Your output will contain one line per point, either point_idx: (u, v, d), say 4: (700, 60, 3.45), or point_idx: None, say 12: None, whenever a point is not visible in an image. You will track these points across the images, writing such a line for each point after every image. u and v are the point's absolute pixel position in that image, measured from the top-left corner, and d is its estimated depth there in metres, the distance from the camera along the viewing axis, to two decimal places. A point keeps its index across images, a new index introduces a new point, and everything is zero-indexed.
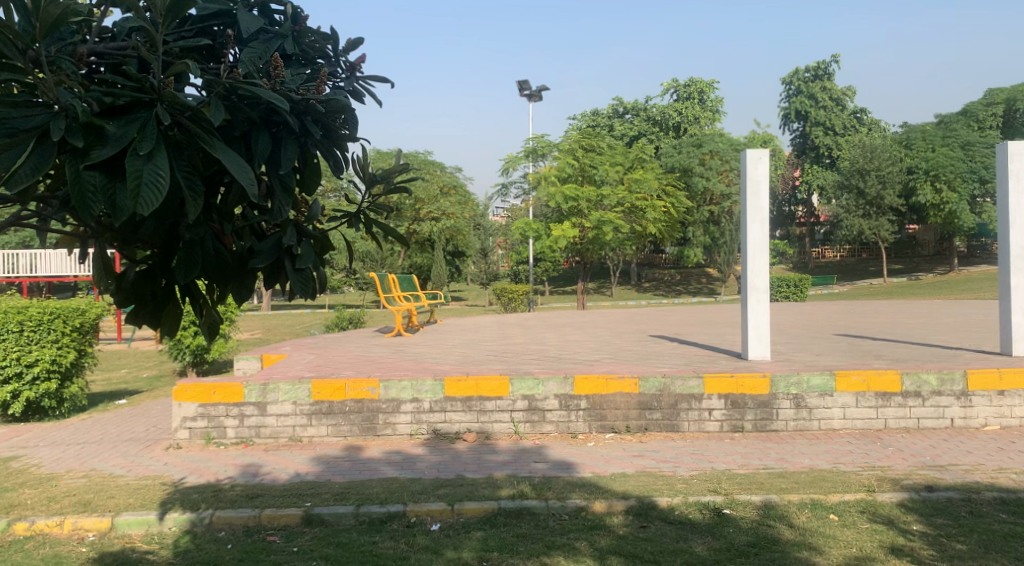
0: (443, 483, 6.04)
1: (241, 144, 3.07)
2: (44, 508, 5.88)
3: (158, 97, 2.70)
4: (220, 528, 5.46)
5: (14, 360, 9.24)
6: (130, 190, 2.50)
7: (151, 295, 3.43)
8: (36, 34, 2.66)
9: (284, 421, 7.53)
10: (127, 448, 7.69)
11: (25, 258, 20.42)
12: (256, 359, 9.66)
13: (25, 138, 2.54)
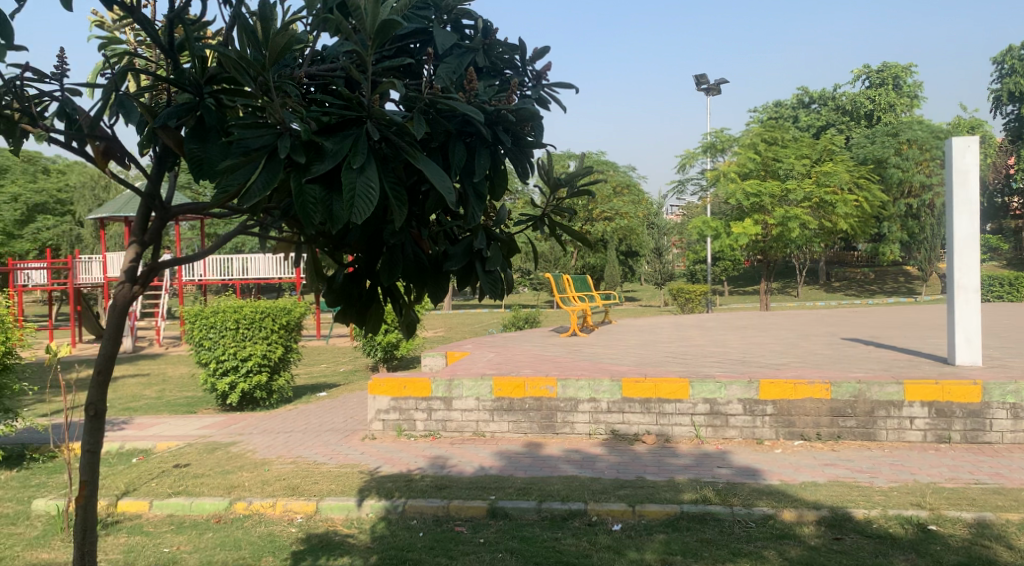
0: (625, 484, 6.07)
1: (439, 155, 3.27)
2: (258, 490, 6.40)
3: (366, 114, 3.07)
4: (413, 516, 5.74)
5: (231, 354, 10.14)
6: (345, 200, 2.90)
7: (357, 296, 3.71)
8: (265, 61, 3.04)
9: (468, 416, 7.82)
10: (328, 437, 8.22)
11: (238, 261, 22.04)
12: (440, 355, 10.04)
13: (257, 156, 2.99)
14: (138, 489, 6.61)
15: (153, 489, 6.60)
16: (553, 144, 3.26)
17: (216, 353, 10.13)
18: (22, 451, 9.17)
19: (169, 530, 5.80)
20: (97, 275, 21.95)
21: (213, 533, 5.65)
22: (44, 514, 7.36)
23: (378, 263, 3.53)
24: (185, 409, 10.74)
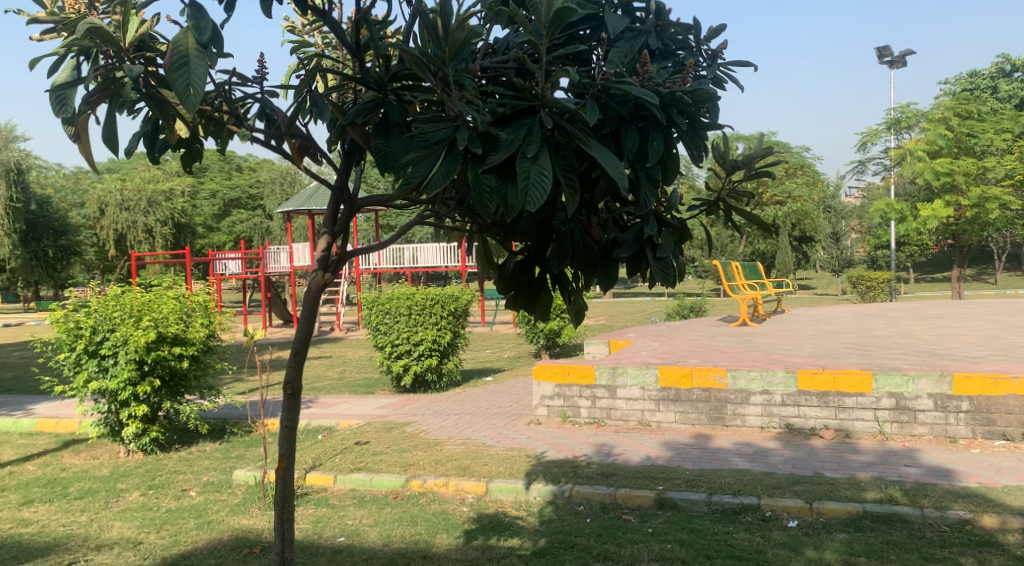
0: (801, 480, 5.87)
1: (611, 140, 3.26)
2: (432, 469, 6.63)
3: (541, 103, 3.12)
4: (580, 502, 5.77)
5: (405, 338, 10.54)
6: (520, 188, 2.96)
7: (527, 283, 3.79)
8: (444, 56, 3.20)
9: (633, 405, 7.77)
10: (495, 420, 8.39)
11: (408, 250, 22.78)
12: (604, 344, 10.02)
13: (437, 148, 3.12)
14: (323, 464, 7.00)
15: (337, 465, 6.96)
16: (730, 124, 3.18)
17: (390, 337, 10.60)
18: (222, 425, 9.92)
19: (352, 503, 6.11)
20: (284, 264, 23.26)
21: (392, 508, 5.91)
22: (243, 484, 7.92)
23: (549, 250, 3.58)
24: (363, 390, 11.25)
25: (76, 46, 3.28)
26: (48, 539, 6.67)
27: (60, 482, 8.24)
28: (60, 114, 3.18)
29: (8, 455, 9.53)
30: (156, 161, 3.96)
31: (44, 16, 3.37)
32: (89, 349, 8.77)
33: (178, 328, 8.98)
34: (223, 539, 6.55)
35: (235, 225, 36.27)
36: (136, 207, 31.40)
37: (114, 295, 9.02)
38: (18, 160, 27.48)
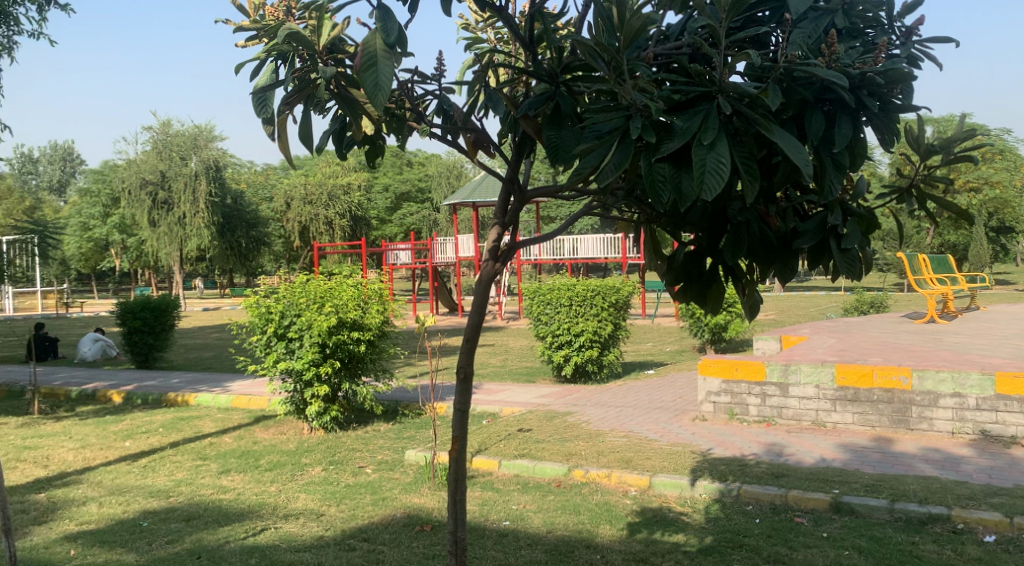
0: (996, 492, 5.46)
1: (795, 125, 3.13)
2: (595, 459, 6.63)
3: (718, 89, 3.04)
4: (748, 502, 5.61)
5: (567, 329, 10.55)
6: (696, 177, 2.89)
7: (698, 275, 3.73)
8: (619, 45, 3.20)
9: (807, 404, 7.48)
10: (659, 414, 8.28)
11: (569, 242, 22.84)
12: (775, 340, 9.68)
13: (609, 138, 3.12)
14: (489, 449, 7.15)
15: (502, 449, 7.10)
16: (927, 106, 2.98)
17: (552, 327, 10.69)
18: (395, 407, 10.34)
19: (516, 488, 6.19)
20: (449, 254, 23.80)
21: (555, 496, 5.95)
22: (414, 463, 8.22)
23: (723, 240, 3.49)
24: (527, 378, 11.36)
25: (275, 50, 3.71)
26: (243, 505, 7.19)
27: (253, 454, 8.87)
28: (261, 114, 3.46)
29: (207, 428, 10.31)
30: (343, 154, 4.46)
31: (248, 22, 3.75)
32: (278, 332, 9.37)
33: (356, 314, 9.40)
34: (396, 516, 6.83)
35: (406, 217, 37.56)
36: (319, 201, 33.40)
37: (301, 282, 9.58)
38: (215, 157, 29.74)
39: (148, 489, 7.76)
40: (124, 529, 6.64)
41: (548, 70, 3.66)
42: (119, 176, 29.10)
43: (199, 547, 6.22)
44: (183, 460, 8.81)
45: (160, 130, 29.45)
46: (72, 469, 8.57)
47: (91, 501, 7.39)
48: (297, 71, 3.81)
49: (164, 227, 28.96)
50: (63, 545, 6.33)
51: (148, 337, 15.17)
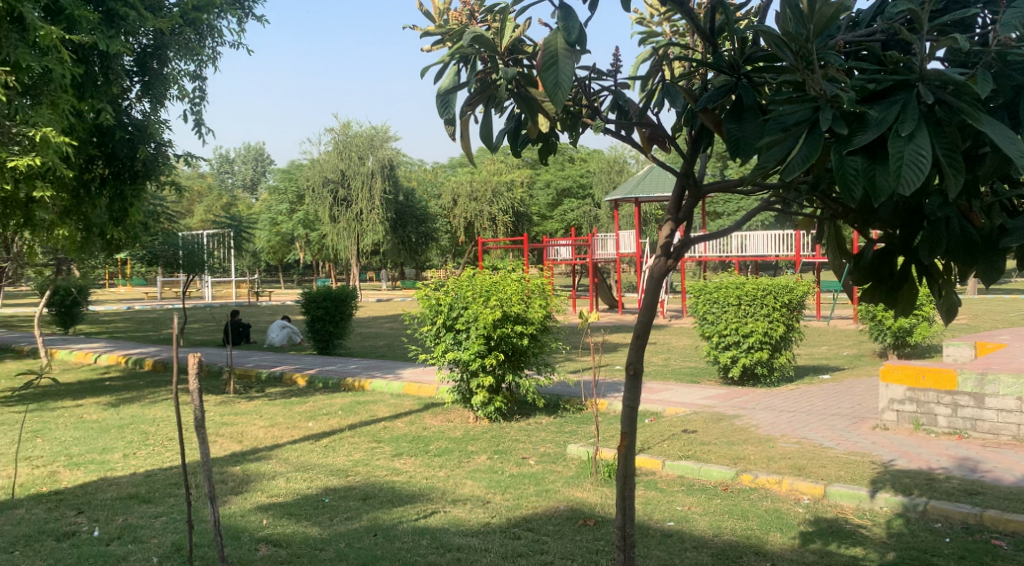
0: None
1: (1005, 113, 2.89)
2: (764, 465, 6.41)
3: (919, 77, 2.85)
4: (936, 519, 5.26)
5: (735, 329, 10.25)
6: (891, 170, 2.71)
7: (889, 275, 3.53)
8: (808, 35, 3.07)
9: (1005, 417, 6.94)
10: (835, 421, 7.91)
11: (738, 239, 22.25)
12: (969, 346, 9.05)
13: (796, 131, 2.98)
14: (653, 448, 7.05)
15: (665, 450, 6.99)
16: None
17: (718, 327, 10.43)
18: (557, 400, 10.40)
19: (681, 489, 6.07)
20: (611, 251, 23.62)
21: (721, 500, 5.79)
22: (576, 458, 8.22)
23: (918, 237, 3.27)
24: (692, 378, 11.15)
25: (460, 54, 4.08)
26: (415, 488, 7.43)
27: (423, 439, 9.17)
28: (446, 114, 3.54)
29: (381, 413, 10.75)
30: (517, 152, 4.59)
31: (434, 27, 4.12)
32: (447, 323, 9.64)
33: (520, 308, 9.47)
34: (561, 508, 6.86)
35: (568, 214, 37.70)
36: (484, 197, 34.10)
37: (468, 276, 9.81)
38: (390, 156, 30.87)
39: (329, 467, 8.16)
40: (309, 504, 7.02)
41: (728, 61, 3.56)
42: (303, 175, 30.79)
43: (375, 525, 6.49)
44: (359, 442, 9.20)
45: (341, 131, 30.77)
46: (263, 446, 9.13)
47: (279, 476, 7.84)
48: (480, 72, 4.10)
49: (343, 223, 30.37)
50: (255, 514, 6.76)
51: (328, 325, 15.99)
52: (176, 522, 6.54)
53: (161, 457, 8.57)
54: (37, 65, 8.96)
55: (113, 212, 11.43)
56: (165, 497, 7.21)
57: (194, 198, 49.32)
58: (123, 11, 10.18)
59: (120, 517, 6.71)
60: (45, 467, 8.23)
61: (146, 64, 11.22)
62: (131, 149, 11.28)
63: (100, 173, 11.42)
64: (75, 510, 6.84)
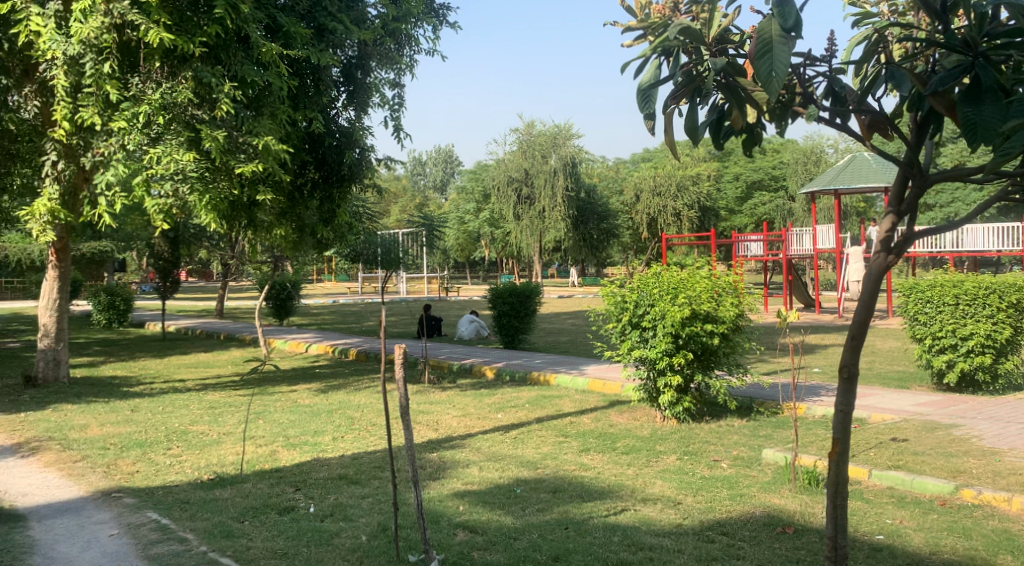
0: None
1: None
2: (989, 481, 5.88)
3: None
4: None
5: (951, 332, 9.50)
6: None
7: None
8: None
9: None
10: None
11: (952, 234, 20.78)
12: None
13: None
14: (859, 456, 6.64)
15: (873, 458, 6.56)
16: None
17: (932, 329, 9.70)
18: (749, 402, 10.03)
19: (891, 502, 5.67)
20: (807, 246, 22.61)
21: (939, 516, 5.36)
22: (772, 463, 7.88)
23: None
24: (900, 384, 10.46)
25: (661, 48, 3.95)
26: (604, 484, 7.36)
27: (610, 436, 9.09)
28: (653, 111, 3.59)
29: (567, 408, 10.78)
30: (722, 145, 4.34)
31: (636, 22, 4.16)
32: (633, 321, 9.55)
33: (710, 306, 9.18)
34: (756, 513, 6.58)
35: (758, 208, 36.48)
36: (669, 193, 33.57)
37: (655, 273, 9.66)
38: (573, 154, 30.89)
39: (520, 458, 8.25)
40: (501, 493, 7.11)
41: (963, 41, 3.26)
42: (491, 174, 31.55)
43: (567, 519, 6.48)
44: (548, 435, 9.24)
45: (525, 130, 31.21)
46: (457, 434, 9.37)
47: (473, 465, 8.01)
48: (684, 65, 4.10)
49: (527, 221, 30.78)
50: (452, 500, 6.91)
51: (514, 321, 16.21)
52: (382, 503, 6.80)
53: (365, 441, 8.96)
54: (260, 80, 9.92)
55: (324, 214, 12.34)
56: (371, 478, 7.51)
57: (390, 198, 51.50)
58: (331, 26, 10.82)
59: (332, 495, 7.06)
60: (265, 446, 8.80)
61: (351, 75, 11.82)
62: (338, 155, 11.85)
63: (311, 178, 12.25)
64: (293, 487, 7.26)
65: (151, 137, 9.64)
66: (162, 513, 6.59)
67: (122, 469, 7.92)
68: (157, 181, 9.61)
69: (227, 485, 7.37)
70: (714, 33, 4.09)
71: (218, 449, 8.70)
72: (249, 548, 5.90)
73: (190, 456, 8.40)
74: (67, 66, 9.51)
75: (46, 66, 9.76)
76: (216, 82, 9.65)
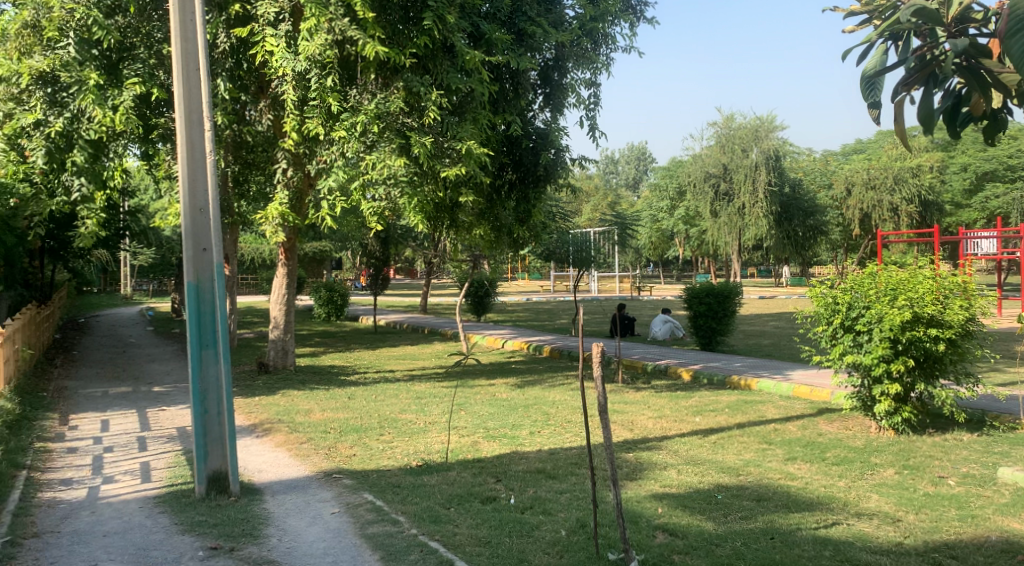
0: None
1: None
2: None
3: None
4: None
5: None
6: None
7: None
8: None
9: None
10: None
11: None
12: None
13: None
14: None
15: None
16: None
17: None
18: (981, 415, 9.16)
19: None
20: None
21: None
22: (1010, 483, 7.14)
23: None
24: None
25: (889, 29, 4.22)
26: (813, 496, 6.94)
27: (819, 445, 8.59)
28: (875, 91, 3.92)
29: (771, 414, 10.30)
30: (955, 131, 4.51)
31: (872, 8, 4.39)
32: (845, 324, 8.97)
33: (935, 310, 8.44)
34: (991, 538, 5.97)
35: (988, 202, 33.61)
36: (883, 186, 31.55)
37: (870, 273, 9.02)
38: (776, 147, 29.67)
39: (720, 464, 7.94)
40: (702, 498, 6.85)
41: None
42: (686, 170, 30.94)
43: (772, 528, 6.15)
44: (750, 441, 8.86)
45: (724, 124, 30.33)
46: (653, 436, 9.17)
47: (671, 467, 7.78)
48: (919, 50, 4.29)
49: (725, 218, 29.89)
50: (651, 502, 6.74)
51: (712, 322, 15.74)
52: (580, 500, 6.73)
53: (563, 437, 8.94)
54: (463, 86, 10.11)
55: (519, 214, 12.42)
56: (569, 475, 7.46)
57: (585, 197, 51.57)
58: (529, 30, 10.88)
59: (531, 489, 7.07)
60: (467, 437, 8.97)
61: (548, 77, 11.86)
62: (535, 156, 11.89)
63: (509, 180, 12.42)
64: (494, 478, 7.34)
65: (368, 145, 10.05)
66: (376, 495, 6.84)
67: (341, 452, 8.31)
68: (371, 186, 10.13)
69: (434, 472, 7.56)
70: (953, 16, 4.26)
71: (425, 437, 8.96)
72: (456, 534, 5.99)
73: (401, 443, 8.71)
74: (295, 81, 10.17)
75: (277, 82, 10.43)
76: (424, 91, 9.99)
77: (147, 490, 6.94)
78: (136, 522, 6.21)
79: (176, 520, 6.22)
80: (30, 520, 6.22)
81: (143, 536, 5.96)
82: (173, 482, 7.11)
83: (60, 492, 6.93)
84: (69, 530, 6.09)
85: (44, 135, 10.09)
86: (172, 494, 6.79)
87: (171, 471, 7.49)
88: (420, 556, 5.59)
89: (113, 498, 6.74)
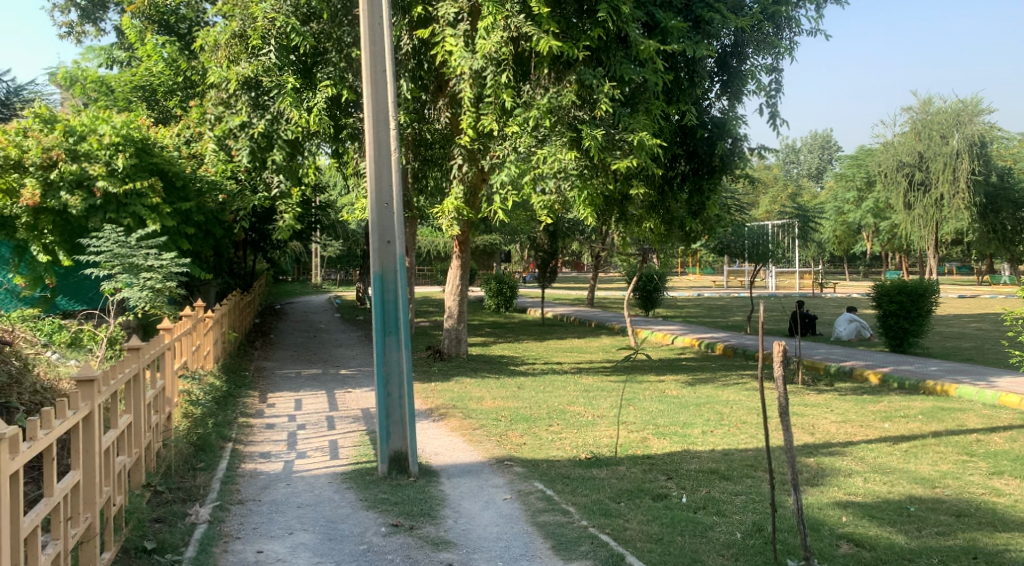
0: None
1: None
2: None
3: None
4: None
5: None
6: None
7: None
8: None
9: None
10: None
11: None
12: None
13: None
14: None
15: None
16: None
17: None
18: None
19: None
20: None
21: None
22: None
23: None
24: None
25: None
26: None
27: None
28: None
29: (972, 423, 9.38)
30: None
31: None
32: None
33: None
34: None
35: None
36: None
37: None
38: (982, 132, 27.37)
39: (912, 474, 7.27)
40: (891, 509, 6.26)
41: None
42: (877, 159, 29.09)
43: (975, 547, 5.52)
44: (948, 452, 8.08)
45: (921, 109, 28.44)
46: (836, 441, 8.54)
47: (857, 475, 7.18)
48: None
49: (921, 210, 27.89)
50: (835, 510, 6.21)
51: (903, 321, 14.66)
52: (756, 503, 6.29)
53: (738, 438, 8.47)
54: (636, 77, 9.77)
55: (692, 207, 11.97)
56: (743, 476, 7.02)
57: (764, 188, 49.70)
58: (708, 16, 10.35)
59: (704, 488, 6.70)
60: (637, 432, 8.67)
61: (727, 64, 11.36)
62: (710, 146, 11.41)
63: (682, 171, 12.00)
64: (665, 476, 7.02)
65: (539, 139, 9.95)
66: (547, 485, 6.68)
67: (511, 440, 8.22)
68: (542, 179, 9.99)
69: (603, 465, 7.32)
70: None
71: (595, 431, 8.72)
72: (626, 529, 5.73)
73: (569, 434, 8.52)
74: (472, 79, 10.00)
75: (455, 81, 10.42)
76: (597, 83, 9.69)
77: (335, 466, 7.08)
78: (326, 496, 6.32)
79: (362, 496, 6.29)
80: (235, 488, 6.47)
81: (331, 509, 6.06)
82: (359, 460, 7.23)
83: (260, 463, 7.18)
84: (269, 499, 6.27)
85: (249, 135, 10.64)
86: (357, 472, 6.89)
87: (357, 449, 7.63)
88: (591, 548, 5.36)
89: (306, 472, 6.92)
